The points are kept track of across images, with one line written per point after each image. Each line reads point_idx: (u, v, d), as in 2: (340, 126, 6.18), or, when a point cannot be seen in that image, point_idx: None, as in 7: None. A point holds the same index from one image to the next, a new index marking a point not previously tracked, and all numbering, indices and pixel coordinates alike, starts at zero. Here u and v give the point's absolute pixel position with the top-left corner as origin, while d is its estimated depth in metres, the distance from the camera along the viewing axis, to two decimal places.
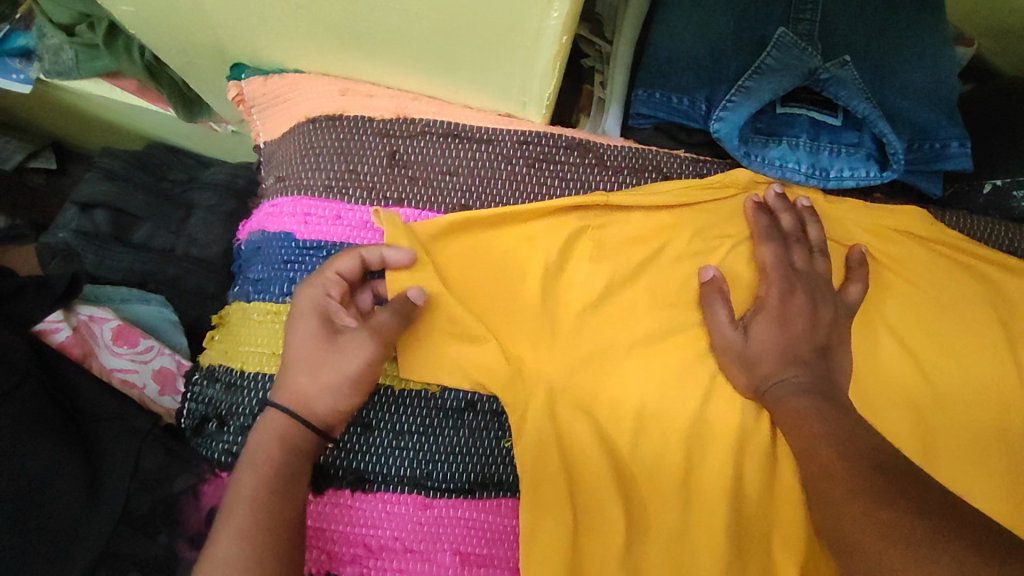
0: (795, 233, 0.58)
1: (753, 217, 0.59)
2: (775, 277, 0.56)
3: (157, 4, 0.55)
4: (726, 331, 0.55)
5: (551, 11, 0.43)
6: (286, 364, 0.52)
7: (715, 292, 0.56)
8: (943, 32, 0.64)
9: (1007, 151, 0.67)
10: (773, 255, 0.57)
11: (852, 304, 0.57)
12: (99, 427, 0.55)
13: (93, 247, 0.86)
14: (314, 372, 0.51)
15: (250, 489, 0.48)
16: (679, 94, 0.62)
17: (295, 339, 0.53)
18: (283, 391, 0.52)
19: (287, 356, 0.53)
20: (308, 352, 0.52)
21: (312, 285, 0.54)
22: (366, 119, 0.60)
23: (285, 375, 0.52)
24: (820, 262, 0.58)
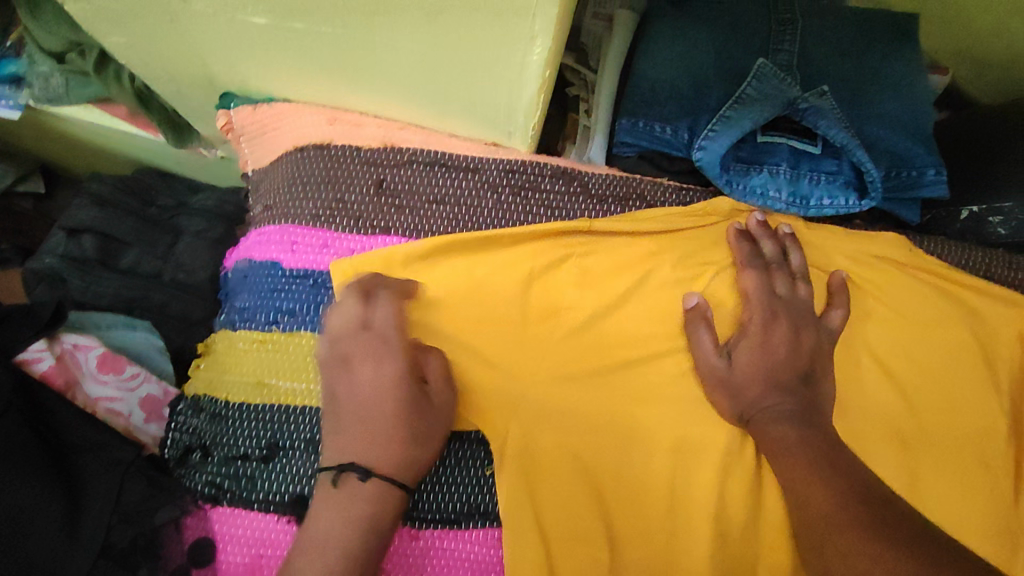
0: (777, 260, 0.59)
1: (735, 244, 0.60)
2: (758, 304, 0.57)
3: (147, 34, 0.56)
4: (712, 358, 0.55)
5: (534, 47, 0.44)
6: (391, 432, 0.50)
7: (699, 318, 0.57)
8: (917, 62, 0.66)
9: (978, 178, 0.69)
10: (755, 282, 0.58)
11: (833, 330, 0.58)
12: (81, 459, 0.54)
13: (79, 272, 0.85)
14: (422, 438, 0.51)
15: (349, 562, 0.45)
16: (662, 124, 0.63)
17: (394, 406, 0.50)
18: (387, 460, 0.49)
19: (377, 423, 0.50)
20: (416, 420, 0.51)
21: (392, 348, 0.52)
22: (354, 148, 0.60)
23: (386, 444, 0.49)
24: (804, 288, 0.59)
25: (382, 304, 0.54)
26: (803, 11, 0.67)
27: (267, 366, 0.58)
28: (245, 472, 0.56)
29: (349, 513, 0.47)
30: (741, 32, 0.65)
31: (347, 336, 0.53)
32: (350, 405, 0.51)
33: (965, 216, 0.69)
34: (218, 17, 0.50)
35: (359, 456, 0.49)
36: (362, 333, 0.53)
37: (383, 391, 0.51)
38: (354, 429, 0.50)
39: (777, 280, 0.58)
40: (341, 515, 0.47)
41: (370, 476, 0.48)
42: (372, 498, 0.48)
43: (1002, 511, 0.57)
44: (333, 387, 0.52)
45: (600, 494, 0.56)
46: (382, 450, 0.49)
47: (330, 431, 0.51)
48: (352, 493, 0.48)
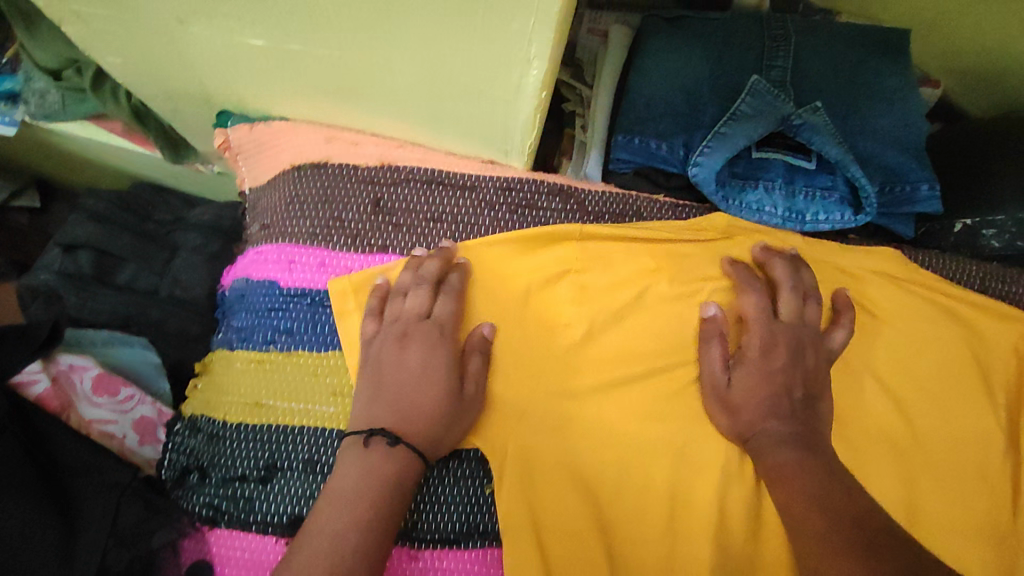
0: (786, 281, 0.59)
1: (735, 267, 0.60)
2: (759, 328, 0.57)
3: (145, 55, 0.56)
4: (715, 368, 0.56)
5: (530, 69, 0.44)
6: (432, 411, 0.52)
7: (714, 330, 0.58)
8: (909, 77, 0.67)
9: (970, 192, 0.70)
10: (756, 305, 0.58)
11: (835, 349, 0.58)
12: (77, 481, 0.53)
13: (76, 289, 0.85)
14: (448, 424, 0.52)
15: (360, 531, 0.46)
16: (658, 140, 0.64)
17: (440, 394, 0.52)
18: (418, 434, 0.51)
19: (424, 404, 0.52)
20: (452, 406, 0.53)
21: (447, 339, 0.55)
22: (351, 167, 0.60)
23: (423, 421, 0.51)
24: (811, 308, 0.59)
25: (442, 297, 0.56)
26: (797, 27, 0.68)
27: (265, 387, 0.58)
28: (244, 493, 0.56)
29: (367, 478, 0.48)
30: (735, 48, 0.66)
31: (410, 322, 0.55)
32: (399, 380, 0.53)
33: (958, 229, 0.70)
34: (217, 38, 0.50)
35: (394, 423, 0.51)
36: (421, 319, 0.55)
37: (432, 375, 0.53)
38: (392, 401, 0.52)
39: (783, 303, 0.58)
40: (360, 479, 0.48)
41: (400, 444, 0.50)
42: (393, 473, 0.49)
43: (999, 526, 0.57)
44: (386, 361, 0.54)
45: (600, 511, 0.55)
46: (417, 423, 0.51)
47: (369, 398, 0.53)
48: (377, 457, 0.50)
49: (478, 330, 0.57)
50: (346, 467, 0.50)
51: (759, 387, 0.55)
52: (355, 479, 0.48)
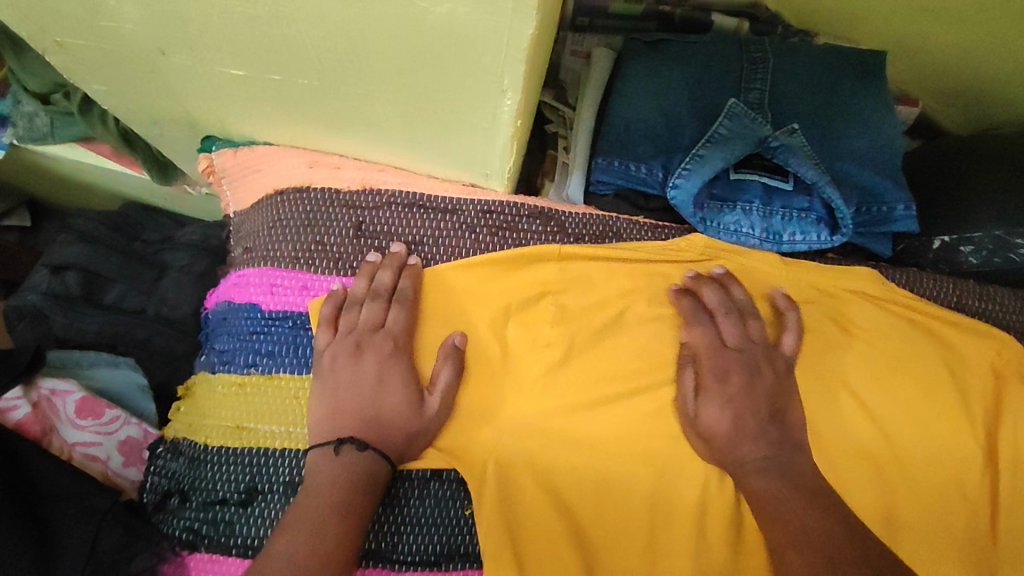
0: (722, 307, 0.59)
1: (676, 301, 0.60)
2: (709, 360, 0.58)
3: (129, 82, 0.56)
4: (687, 400, 0.57)
5: (505, 100, 0.45)
6: (393, 422, 0.55)
7: (689, 359, 0.58)
8: (884, 98, 0.68)
9: (945, 210, 0.70)
10: (705, 337, 0.58)
11: (790, 356, 0.59)
12: (57, 507, 0.54)
13: (64, 308, 0.85)
14: (410, 436, 0.55)
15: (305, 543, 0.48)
16: (637, 163, 0.65)
17: (396, 403, 0.55)
18: (382, 443, 0.54)
19: (385, 416, 0.55)
20: (413, 417, 0.55)
21: (400, 350, 0.57)
22: (333, 191, 0.61)
23: (387, 431, 0.54)
24: (753, 326, 0.59)
25: (394, 307, 0.58)
26: (775, 49, 0.69)
27: (245, 410, 0.58)
28: (224, 517, 0.56)
29: (340, 483, 0.52)
30: (714, 71, 0.67)
31: (364, 333, 0.57)
32: (357, 393, 0.55)
33: (937, 246, 0.70)
34: (198, 68, 0.51)
35: (358, 432, 0.54)
36: (375, 331, 0.57)
37: (390, 387, 0.55)
38: (353, 413, 0.55)
39: (725, 329, 0.59)
40: (332, 483, 0.52)
41: (367, 450, 0.53)
42: (342, 478, 0.52)
43: (977, 543, 0.58)
44: (341, 374, 0.56)
45: (580, 532, 0.56)
46: (380, 433, 0.54)
47: (328, 411, 0.55)
48: (347, 463, 0.53)
49: (451, 338, 0.58)
50: (316, 472, 0.53)
51: (736, 407, 0.56)
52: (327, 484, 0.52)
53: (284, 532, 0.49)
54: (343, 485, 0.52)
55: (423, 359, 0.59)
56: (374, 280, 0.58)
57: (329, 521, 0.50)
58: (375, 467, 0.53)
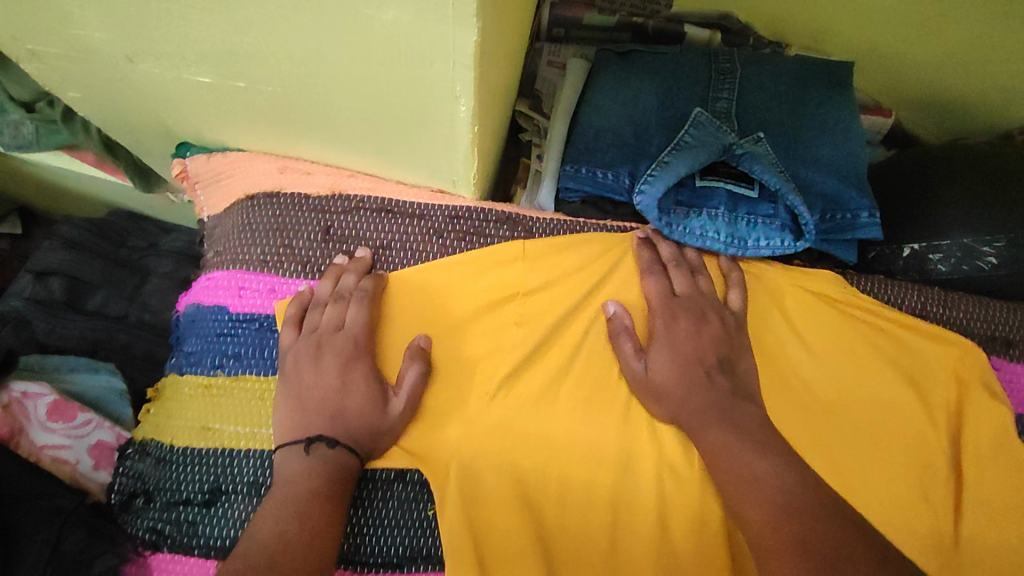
0: (675, 260, 0.62)
1: (636, 251, 0.62)
2: (658, 309, 0.59)
3: (102, 89, 0.58)
4: (633, 364, 0.58)
5: (460, 105, 0.46)
6: (356, 419, 0.55)
7: (620, 329, 0.59)
8: (852, 107, 0.69)
9: (909, 222, 0.70)
10: (656, 289, 0.60)
11: (738, 309, 0.61)
12: (18, 509, 0.54)
13: (46, 314, 0.84)
14: (376, 434, 0.55)
15: (275, 536, 0.49)
16: (604, 170, 0.66)
17: (359, 402, 0.55)
18: (348, 438, 0.54)
19: (347, 414, 0.55)
20: (376, 414, 0.55)
21: (360, 350, 0.57)
22: (303, 196, 0.62)
23: (352, 427, 0.55)
24: (703, 282, 0.62)
25: (354, 305, 0.58)
26: (743, 59, 0.70)
27: (212, 412, 0.60)
28: (188, 517, 0.57)
29: (316, 479, 0.52)
30: (683, 81, 0.69)
31: (325, 334, 0.57)
32: (320, 392, 0.56)
33: (907, 253, 0.70)
34: (165, 75, 0.52)
35: (326, 430, 0.54)
36: (336, 332, 0.57)
37: (352, 386, 0.56)
38: (318, 411, 0.55)
39: (676, 280, 0.61)
40: (307, 476, 0.52)
41: (336, 447, 0.54)
42: (307, 475, 0.53)
43: (943, 547, 0.58)
44: (304, 374, 0.56)
45: (542, 533, 0.56)
46: (348, 430, 0.55)
47: (293, 411, 0.56)
48: (319, 461, 0.53)
49: (416, 339, 0.59)
50: (287, 468, 0.53)
51: (699, 408, 0.55)
52: (303, 481, 0.52)
53: (251, 532, 0.50)
54: (319, 478, 0.52)
55: (391, 361, 0.59)
56: (339, 282, 0.59)
57: (311, 508, 0.51)
58: (342, 462, 0.54)
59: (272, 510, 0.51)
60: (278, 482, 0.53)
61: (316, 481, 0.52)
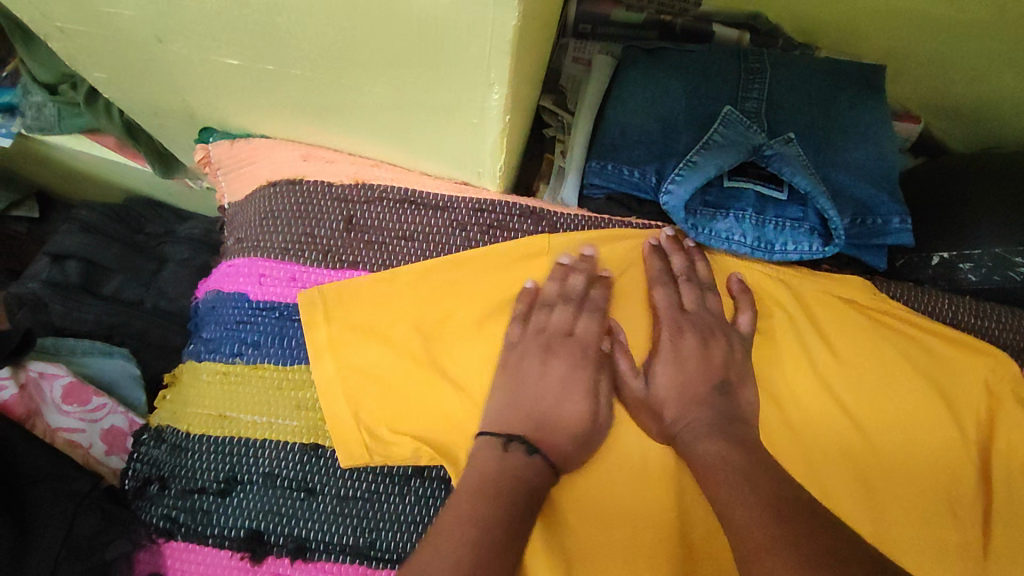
0: (686, 273, 0.60)
1: (646, 261, 0.60)
2: (664, 320, 0.58)
3: (127, 70, 0.57)
4: (630, 380, 0.57)
5: (492, 92, 0.45)
6: (569, 426, 0.55)
7: (618, 348, 0.58)
8: (883, 111, 0.68)
9: (939, 229, 0.68)
10: (663, 299, 0.59)
11: (746, 334, 0.59)
12: (35, 490, 0.54)
13: (62, 297, 0.84)
14: (582, 443, 0.56)
15: (474, 521, 0.47)
16: (630, 167, 0.65)
17: (580, 408, 0.56)
18: (561, 447, 0.54)
19: (564, 419, 0.55)
20: (587, 425, 0.56)
21: (591, 359, 0.57)
22: (325, 184, 0.62)
23: (562, 439, 0.55)
24: (712, 299, 0.59)
25: (585, 314, 0.58)
26: (773, 60, 0.68)
27: (229, 399, 0.60)
28: (202, 505, 0.57)
29: (511, 477, 0.51)
30: (711, 80, 0.67)
31: (532, 337, 0.58)
32: (540, 393, 0.56)
33: (935, 262, 0.68)
34: (192, 56, 0.51)
35: (533, 435, 0.54)
36: (564, 336, 0.58)
37: (574, 393, 0.56)
38: (519, 412, 0.55)
39: (686, 294, 0.59)
40: (502, 466, 0.52)
41: (536, 456, 0.53)
42: (509, 472, 0.51)
43: (969, 557, 0.56)
44: (528, 373, 0.57)
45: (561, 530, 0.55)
46: (551, 438, 0.54)
47: (512, 408, 0.55)
48: (514, 463, 0.52)
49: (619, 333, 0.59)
50: (485, 462, 0.52)
51: (720, 410, 0.54)
52: (496, 477, 0.51)
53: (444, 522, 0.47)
54: (514, 480, 0.51)
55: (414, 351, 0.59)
56: (566, 282, 0.58)
57: (515, 502, 0.49)
58: (537, 463, 0.53)
59: (465, 498, 0.49)
60: (467, 478, 0.51)
61: (512, 470, 0.51)
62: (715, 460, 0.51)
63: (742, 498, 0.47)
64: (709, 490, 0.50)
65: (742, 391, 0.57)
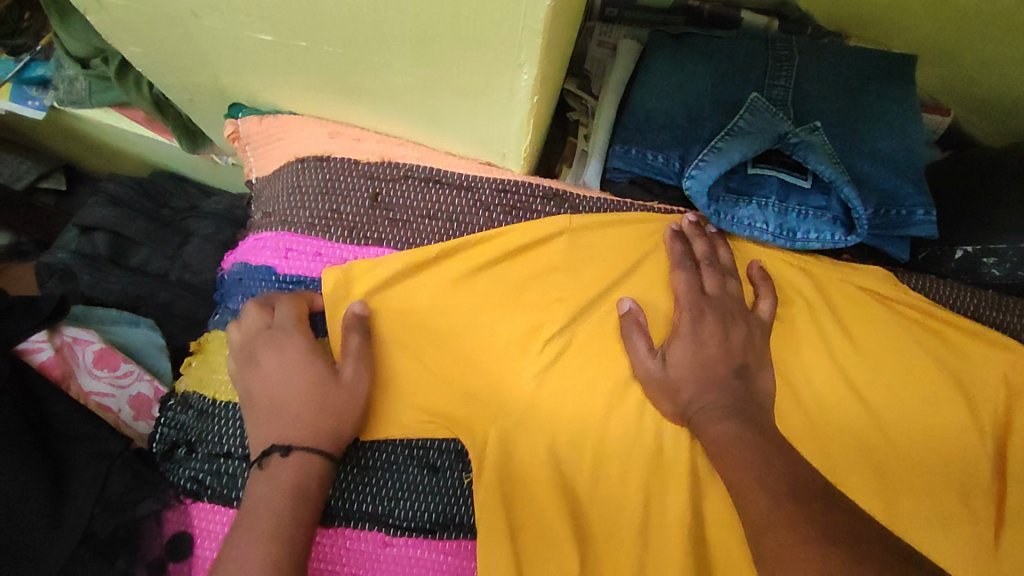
0: (707, 258, 0.60)
1: (669, 245, 0.61)
2: (685, 303, 0.58)
3: (160, 43, 0.58)
4: (646, 361, 0.57)
5: (522, 74, 0.45)
6: (306, 402, 0.55)
7: (633, 324, 0.58)
8: (912, 102, 0.67)
9: (964, 222, 0.68)
10: (685, 282, 0.59)
11: (766, 320, 0.60)
12: (70, 449, 0.57)
13: (90, 268, 0.86)
14: (339, 413, 0.55)
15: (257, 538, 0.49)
16: (654, 152, 0.65)
17: (276, 392, 0.55)
18: (310, 442, 0.53)
19: (298, 400, 0.55)
20: (330, 393, 0.55)
21: (295, 339, 0.57)
22: (353, 161, 0.63)
23: (301, 432, 0.54)
24: (732, 284, 0.60)
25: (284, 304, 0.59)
26: (801, 48, 0.68)
27: None
28: (228, 469, 0.60)
29: (289, 483, 0.52)
30: (739, 66, 0.67)
31: (257, 333, 0.58)
32: (267, 390, 0.56)
33: (959, 256, 0.68)
34: (227, 32, 0.52)
35: (279, 438, 0.54)
36: (268, 332, 0.58)
37: (297, 372, 0.56)
38: (269, 410, 0.55)
39: (706, 278, 0.60)
40: (274, 489, 0.51)
41: (293, 452, 0.53)
42: (280, 477, 0.52)
43: (984, 546, 0.57)
44: (254, 383, 0.57)
45: (576, 505, 0.57)
46: (297, 426, 0.54)
47: (255, 417, 0.56)
48: (276, 469, 0.53)
49: (351, 306, 0.59)
50: (253, 494, 0.52)
51: (737, 394, 0.55)
52: (263, 497, 0.51)
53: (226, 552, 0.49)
54: (293, 483, 0.52)
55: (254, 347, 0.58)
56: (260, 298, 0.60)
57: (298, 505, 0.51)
58: (308, 453, 0.53)
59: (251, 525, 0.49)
60: (243, 510, 0.51)
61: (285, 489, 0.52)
62: (729, 441, 0.52)
63: (755, 478, 0.48)
64: (724, 470, 0.51)
65: (760, 376, 0.57)
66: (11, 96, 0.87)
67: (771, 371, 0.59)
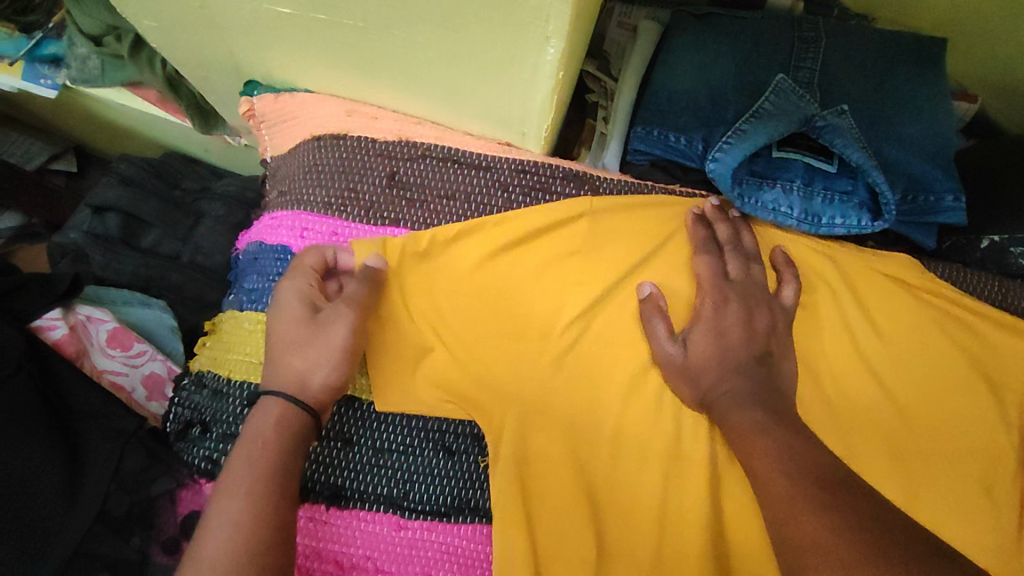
0: (729, 242, 0.59)
1: (690, 230, 0.60)
2: (709, 287, 0.57)
3: (175, 17, 0.57)
4: (667, 346, 0.56)
5: (548, 47, 0.44)
6: (289, 345, 0.54)
7: (653, 309, 0.57)
8: (942, 85, 0.65)
9: (992, 211, 0.66)
10: (708, 267, 0.58)
11: (789, 306, 0.59)
12: (87, 427, 0.57)
13: (102, 248, 0.86)
14: (319, 360, 0.53)
15: (232, 508, 0.46)
16: (677, 133, 0.64)
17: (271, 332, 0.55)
18: (281, 381, 0.53)
19: (283, 342, 0.54)
20: (310, 336, 0.54)
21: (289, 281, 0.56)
22: (370, 139, 0.62)
23: (276, 371, 0.53)
24: (757, 270, 0.59)
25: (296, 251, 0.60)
26: (828, 29, 0.66)
27: None
28: None
29: (264, 446, 0.50)
30: (763, 47, 0.65)
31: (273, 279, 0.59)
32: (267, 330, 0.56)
33: (985, 245, 0.66)
34: (243, 4, 0.51)
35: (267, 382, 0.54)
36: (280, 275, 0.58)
37: (284, 314, 0.55)
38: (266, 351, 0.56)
39: (730, 263, 0.58)
40: (250, 464, 0.49)
41: (273, 401, 0.52)
42: (259, 443, 0.50)
43: (1007, 539, 0.56)
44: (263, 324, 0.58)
45: (593, 491, 0.56)
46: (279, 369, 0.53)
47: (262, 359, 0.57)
48: (253, 432, 0.51)
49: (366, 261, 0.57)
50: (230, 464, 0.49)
51: (760, 380, 0.54)
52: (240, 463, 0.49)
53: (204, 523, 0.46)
54: (266, 447, 0.50)
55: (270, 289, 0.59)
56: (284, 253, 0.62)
57: (276, 469, 0.49)
58: (286, 402, 0.52)
59: (226, 503, 0.47)
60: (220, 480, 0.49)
61: (262, 463, 0.49)
62: (750, 429, 0.50)
63: (778, 466, 0.47)
64: (745, 458, 0.50)
65: (783, 363, 0.56)
66: (23, 73, 0.86)
67: (793, 358, 0.57)
